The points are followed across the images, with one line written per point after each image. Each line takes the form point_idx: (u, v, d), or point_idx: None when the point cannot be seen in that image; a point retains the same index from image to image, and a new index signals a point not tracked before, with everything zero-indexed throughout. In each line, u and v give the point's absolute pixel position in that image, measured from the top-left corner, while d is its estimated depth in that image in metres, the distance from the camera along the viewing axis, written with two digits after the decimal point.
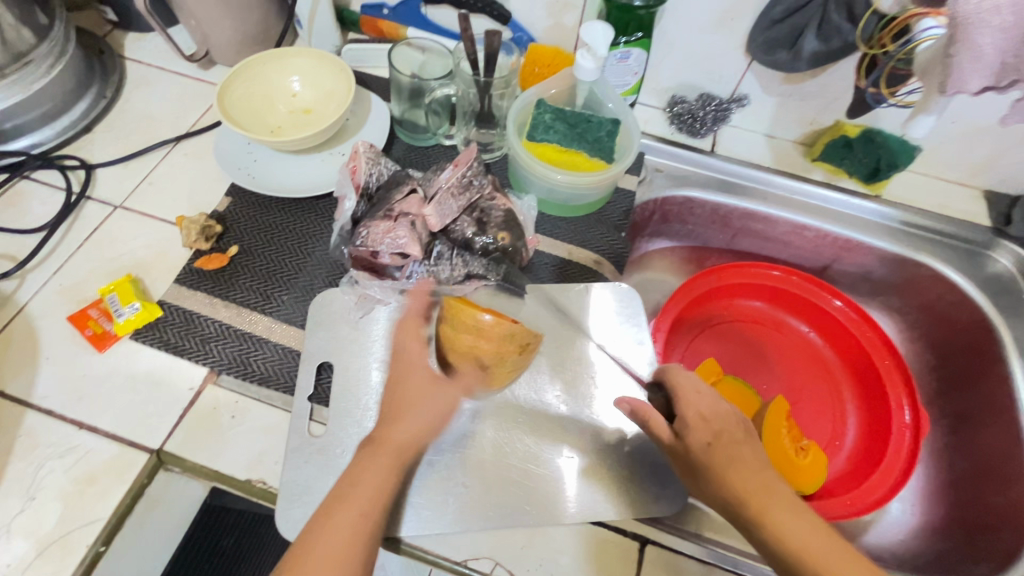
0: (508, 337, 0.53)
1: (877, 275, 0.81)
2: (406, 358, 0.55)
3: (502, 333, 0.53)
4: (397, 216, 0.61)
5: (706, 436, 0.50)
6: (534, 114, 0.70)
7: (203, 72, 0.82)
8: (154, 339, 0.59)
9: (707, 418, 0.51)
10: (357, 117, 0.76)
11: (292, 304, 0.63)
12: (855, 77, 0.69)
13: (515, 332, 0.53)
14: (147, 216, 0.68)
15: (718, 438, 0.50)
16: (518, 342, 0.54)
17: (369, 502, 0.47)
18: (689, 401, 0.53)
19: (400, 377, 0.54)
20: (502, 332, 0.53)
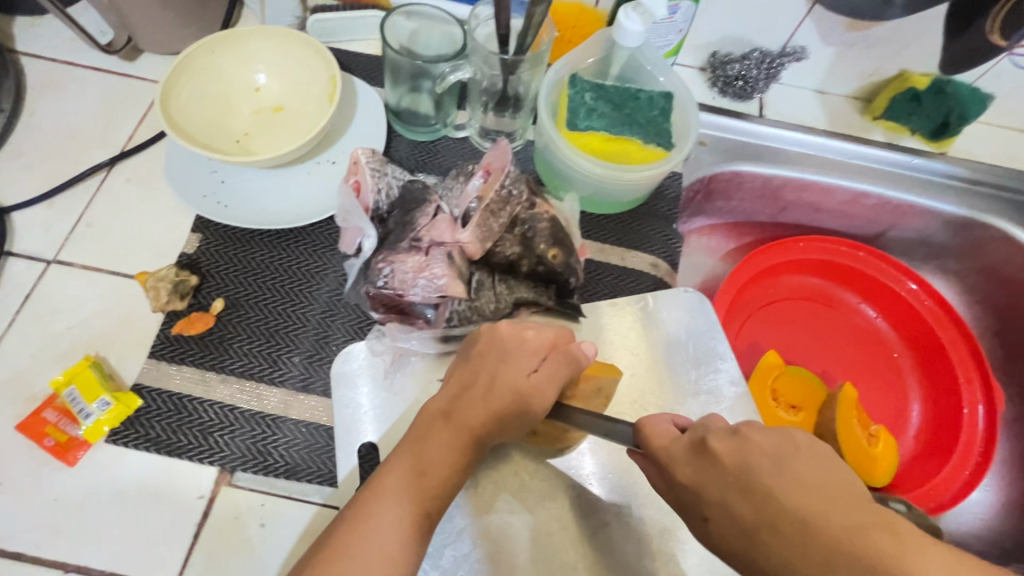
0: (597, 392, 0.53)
1: (936, 240, 0.75)
2: (475, 370, 0.44)
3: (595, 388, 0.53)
4: (427, 248, 0.50)
5: (704, 487, 0.35)
6: (570, 94, 0.56)
7: (128, 65, 0.63)
8: (138, 439, 0.47)
9: (705, 456, 0.36)
10: (344, 112, 0.61)
11: (306, 366, 0.51)
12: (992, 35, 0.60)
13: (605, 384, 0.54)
14: (94, 270, 0.53)
15: (716, 486, 0.34)
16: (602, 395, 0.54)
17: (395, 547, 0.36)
18: (665, 446, 0.40)
19: (467, 390, 0.43)
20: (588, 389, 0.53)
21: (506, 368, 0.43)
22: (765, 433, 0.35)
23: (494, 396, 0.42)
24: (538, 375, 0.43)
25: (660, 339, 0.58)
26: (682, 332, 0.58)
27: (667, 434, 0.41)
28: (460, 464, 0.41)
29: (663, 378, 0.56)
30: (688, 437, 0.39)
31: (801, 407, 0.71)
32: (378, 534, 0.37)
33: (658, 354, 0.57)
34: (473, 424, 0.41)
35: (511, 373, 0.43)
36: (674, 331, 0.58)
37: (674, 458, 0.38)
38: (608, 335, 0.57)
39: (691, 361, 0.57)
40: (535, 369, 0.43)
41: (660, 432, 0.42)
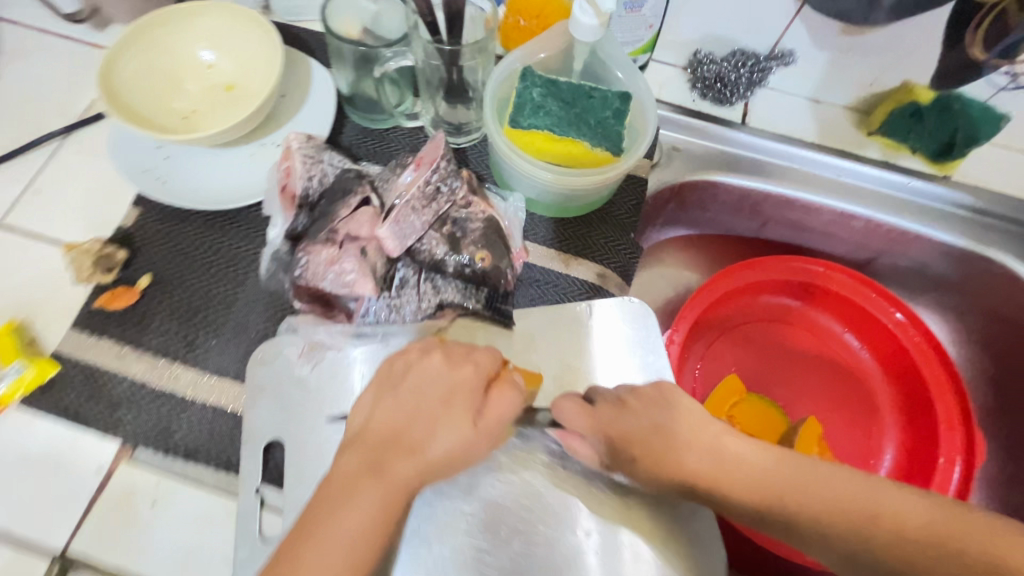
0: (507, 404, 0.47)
1: (933, 270, 0.68)
2: (412, 406, 0.38)
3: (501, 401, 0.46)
4: (342, 241, 0.48)
5: (631, 437, 0.44)
6: (518, 89, 0.53)
7: (95, 35, 0.64)
8: (49, 407, 0.48)
9: (625, 413, 0.45)
10: (295, 95, 0.60)
11: (222, 350, 0.51)
12: (968, 46, 0.54)
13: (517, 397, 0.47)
14: (34, 237, 0.54)
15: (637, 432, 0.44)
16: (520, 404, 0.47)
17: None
18: (586, 422, 0.45)
19: (404, 429, 0.37)
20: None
21: (437, 406, 0.38)
22: (652, 386, 0.46)
23: (431, 439, 0.37)
24: (483, 422, 0.39)
25: (593, 356, 0.54)
26: (620, 347, 0.54)
27: (580, 409, 0.46)
28: (389, 516, 0.34)
29: None
30: (598, 405, 0.46)
31: (758, 437, 0.67)
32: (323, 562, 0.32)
33: (590, 370, 0.54)
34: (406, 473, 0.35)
35: (442, 414, 0.38)
36: (610, 347, 0.54)
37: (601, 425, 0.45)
38: (539, 347, 0.54)
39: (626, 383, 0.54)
40: (479, 410, 0.39)
41: (575, 409, 0.46)
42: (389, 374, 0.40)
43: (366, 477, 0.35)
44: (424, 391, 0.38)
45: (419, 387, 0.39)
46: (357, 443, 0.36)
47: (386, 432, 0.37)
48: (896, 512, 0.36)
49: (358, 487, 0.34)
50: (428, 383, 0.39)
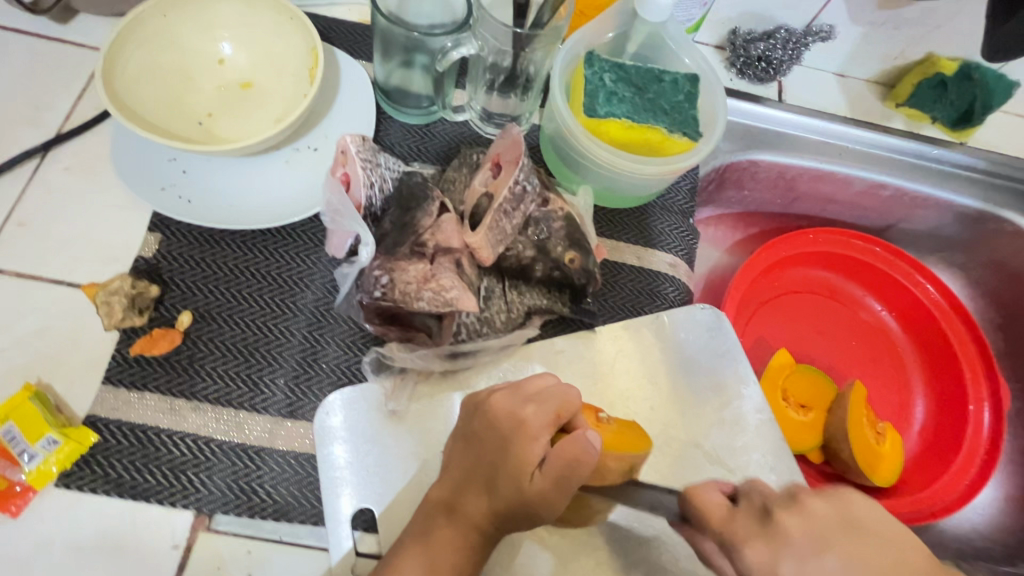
0: (625, 474, 0.41)
1: (946, 232, 0.72)
2: (474, 457, 0.39)
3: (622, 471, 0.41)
4: (433, 255, 0.44)
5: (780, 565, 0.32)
6: (588, 75, 0.50)
7: (61, 28, 0.53)
8: (96, 481, 0.40)
9: (779, 532, 0.34)
10: (325, 91, 0.52)
11: (292, 389, 0.45)
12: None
13: (636, 463, 0.41)
14: (30, 279, 0.45)
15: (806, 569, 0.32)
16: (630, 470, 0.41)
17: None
18: (722, 521, 0.37)
19: (469, 479, 0.38)
20: (612, 469, 0.40)
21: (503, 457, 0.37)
22: (825, 498, 0.35)
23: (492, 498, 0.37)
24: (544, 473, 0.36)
25: (678, 362, 0.53)
26: (702, 353, 0.54)
27: (719, 505, 0.38)
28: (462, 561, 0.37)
29: (684, 389, 0.52)
30: (742, 507, 0.37)
31: (810, 407, 0.69)
32: None
33: (678, 375, 0.53)
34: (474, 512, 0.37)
35: (516, 467, 0.36)
36: (693, 354, 0.53)
37: (736, 532, 0.36)
38: (626, 348, 0.52)
39: (714, 386, 0.53)
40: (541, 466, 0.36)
41: (712, 504, 0.38)
42: (474, 411, 0.41)
43: (442, 516, 0.38)
44: (510, 448, 0.37)
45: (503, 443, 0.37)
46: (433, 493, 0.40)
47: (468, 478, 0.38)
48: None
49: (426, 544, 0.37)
50: (514, 436, 0.37)
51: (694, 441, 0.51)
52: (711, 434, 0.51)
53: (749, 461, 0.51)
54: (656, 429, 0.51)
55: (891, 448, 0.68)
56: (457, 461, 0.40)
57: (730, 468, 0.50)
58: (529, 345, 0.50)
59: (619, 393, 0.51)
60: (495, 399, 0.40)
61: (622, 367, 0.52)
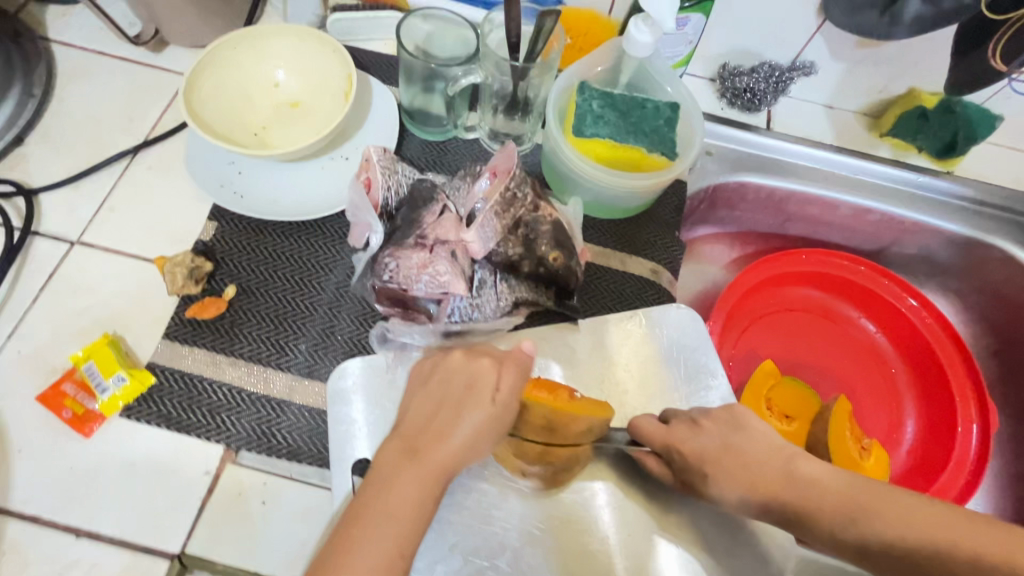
0: (584, 432, 0.47)
1: (937, 257, 0.75)
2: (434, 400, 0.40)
3: (580, 430, 0.46)
4: (432, 245, 0.52)
5: (705, 452, 0.47)
6: (578, 101, 0.58)
7: (154, 56, 0.66)
8: (150, 415, 0.49)
9: (698, 431, 0.49)
10: (358, 111, 0.62)
11: (311, 353, 0.53)
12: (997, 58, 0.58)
13: (595, 425, 0.47)
14: (115, 253, 0.56)
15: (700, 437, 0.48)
16: (595, 432, 0.48)
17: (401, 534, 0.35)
18: (663, 436, 0.49)
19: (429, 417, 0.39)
20: (577, 428, 0.46)
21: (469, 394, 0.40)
22: (726, 409, 0.50)
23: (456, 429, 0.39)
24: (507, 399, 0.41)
25: (652, 355, 0.58)
26: (674, 348, 0.59)
27: (656, 425, 0.50)
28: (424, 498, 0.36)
29: (656, 381, 0.58)
30: (675, 423, 0.50)
31: (795, 417, 0.72)
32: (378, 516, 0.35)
33: (652, 369, 0.58)
34: (441, 457, 0.37)
35: (485, 399, 0.40)
36: (666, 348, 0.59)
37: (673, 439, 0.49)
38: (603, 340, 0.58)
39: (683, 379, 0.58)
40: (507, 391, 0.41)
41: (650, 425, 0.50)
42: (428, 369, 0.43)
43: (406, 457, 0.37)
44: (504, 371, 0.42)
45: (501, 366, 0.42)
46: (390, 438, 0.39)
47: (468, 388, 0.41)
48: (903, 513, 0.39)
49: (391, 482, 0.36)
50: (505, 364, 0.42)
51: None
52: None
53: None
54: (626, 414, 0.56)
55: (875, 463, 0.70)
56: (417, 407, 0.41)
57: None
58: (515, 332, 0.57)
59: (594, 378, 0.57)
60: (450, 357, 0.42)
61: (600, 358, 0.58)
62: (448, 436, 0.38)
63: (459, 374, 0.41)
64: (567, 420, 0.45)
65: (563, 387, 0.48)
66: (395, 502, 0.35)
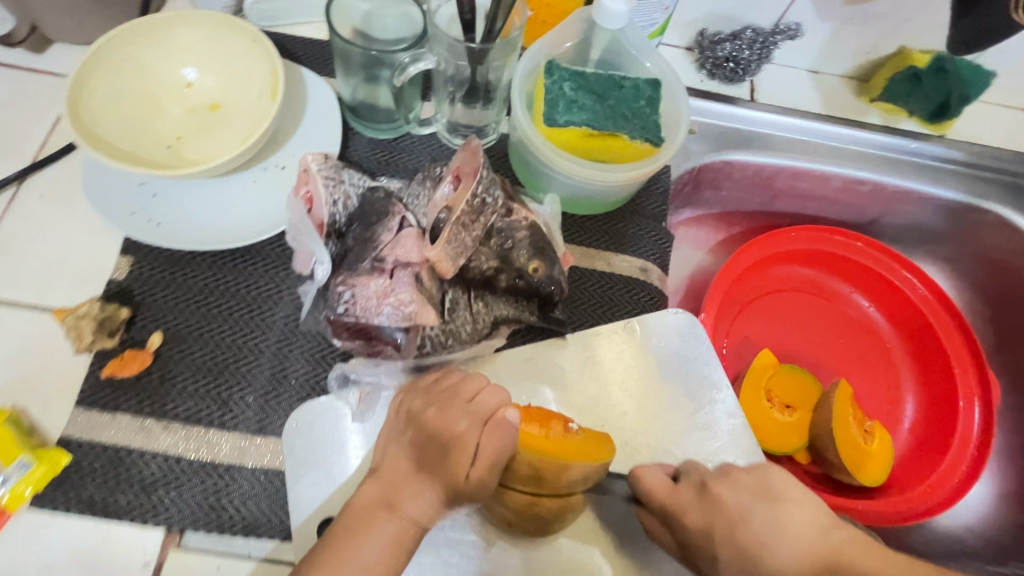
0: (578, 481, 0.41)
1: (929, 225, 0.71)
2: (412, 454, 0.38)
3: (574, 479, 0.41)
4: (392, 269, 0.44)
5: (713, 529, 0.41)
6: (547, 84, 0.50)
7: (35, 59, 0.54)
8: (70, 502, 0.41)
9: (706, 498, 0.43)
10: (291, 110, 0.53)
11: (262, 405, 0.45)
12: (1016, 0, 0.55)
13: (591, 472, 0.41)
14: (7, 305, 0.46)
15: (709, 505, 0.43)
16: (591, 478, 0.42)
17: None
18: (667, 495, 0.44)
19: (411, 471, 0.37)
20: (568, 478, 0.40)
21: (440, 451, 0.37)
22: (750, 472, 0.44)
23: (428, 490, 0.36)
24: (479, 465, 0.36)
25: (650, 368, 0.53)
26: (673, 357, 0.54)
27: (663, 482, 0.45)
28: (392, 557, 0.35)
29: (656, 394, 0.52)
30: (682, 482, 0.45)
31: (795, 406, 0.68)
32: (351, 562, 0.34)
33: (651, 381, 0.53)
34: (416, 514, 0.36)
35: (454, 465, 0.36)
36: (664, 357, 0.53)
37: (677, 504, 0.44)
38: (596, 354, 0.52)
39: (685, 391, 0.53)
40: (478, 456, 0.36)
41: (654, 481, 0.45)
42: (409, 415, 0.40)
43: (380, 513, 0.36)
44: (480, 442, 0.37)
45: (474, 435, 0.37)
46: (363, 492, 0.37)
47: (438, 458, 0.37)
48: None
49: (356, 539, 0.35)
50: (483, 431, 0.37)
51: (665, 447, 0.51)
52: (683, 440, 0.51)
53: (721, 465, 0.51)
54: (626, 435, 0.51)
55: (879, 447, 0.67)
56: (395, 455, 0.39)
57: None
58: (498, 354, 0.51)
59: (589, 399, 0.51)
60: (429, 412, 0.39)
61: (593, 374, 0.52)
62: (417, 497, 0.36)
63: (434, 425, 0.38)
64: (553, 466, 0.40)
65: (557, 420, 0.44)
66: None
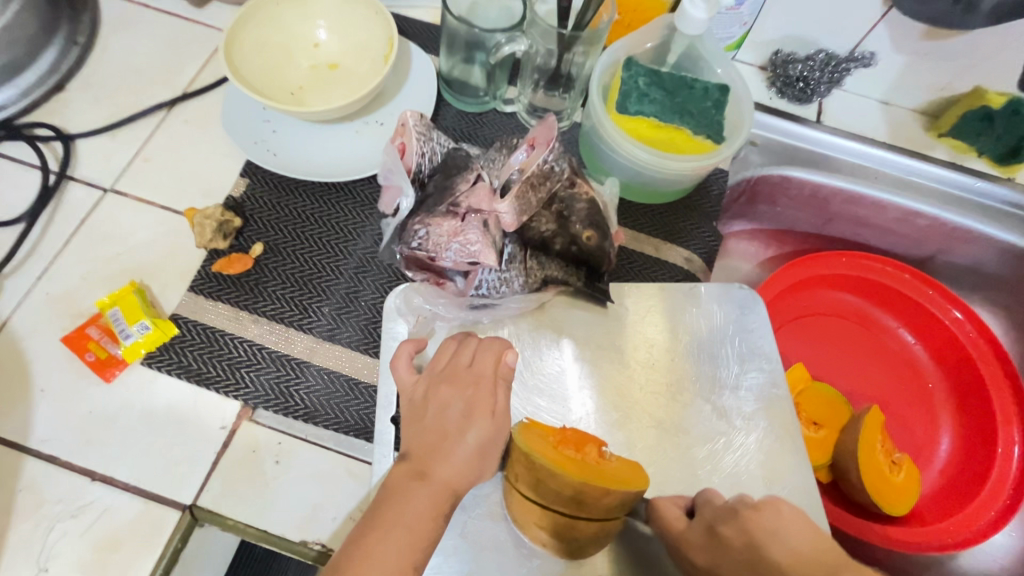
0: (616, 506, 0.44)
1: (989, 269, 0.71)
2: (436, 424, 0.42)
3: (612, 503, 0.44)
4: (464, 214, 0.50)
5: (721, 572, 0.42)
6: (624, 77, 0.56)
7: (196, 11, 0.65)
8: (171, 365, 0.49)
9: (716, 543, 0.43)
10: (397, 76, 0.61)
11: (334, 317, 0.52)
12: None
13: (627, 498, 0.44)
14: (146, 203, 0.56)
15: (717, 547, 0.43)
16: (625, 504, 0.45)
17: (410, 552, 0.36)
18: (681, 534, 0.45)
19: (444, 441, 0.41)
20: (608, 501, 0.44)
21: (472, 400, 0.43)
22: (756, 510, 0.44)
23: (462, 438, 0.41)
24: (502, 411, 0.44)
25: (697, 341, 0.56)
26: (709, 343, 0.57)
27: (678, 518, 0.46)
28: (437, 511, 0.38)
29: (686, 375, 0.55)
30: (694, 524, 0.45)
31: (823, 424, 0.68)
32: (401, 520, 0.37)
33: (683, 361, 0.56)
34: (451, 479, 0.40)
35: (480, 415, 0.43)
36: (713, 334, 0.57)
37: (688, 543, 0.44)
38: (647, 324, 0.56)
39: (736, 356, 0.56)
40: (500, 404, 0.44)
41: (672, 518, 0.46)
42: (421, 392, 0.45)
43: (416, 482, 0.39)
44: (503, 384, 0.45)
45: (498, 381, 0.45)
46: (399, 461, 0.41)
47: (474, 407, 0.43)
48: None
49: (401, 499, 0.38)
50: (502, 376, 0.46)
51: (699, 404, 0.54)
52: (716, 408, 0.54)
53: (754, 425, 0.54)
54: (650, 409, 0.53)
55: (905, 481, 0.66)
56: (412, 430, 0.43)
57: (734, 426, 0.54)
58: (544, 308, 0.56)
59: (624, 367, 0.55)
60: (443, 382, 0.44)
61: (629, 346, 0.56)
62: (452, 452, 0.41)
63: (460, 383, 0.44)
64: (596, 491, 0.43)
65: (592, 444, 0.48)
66: (407, 518, 0.37)
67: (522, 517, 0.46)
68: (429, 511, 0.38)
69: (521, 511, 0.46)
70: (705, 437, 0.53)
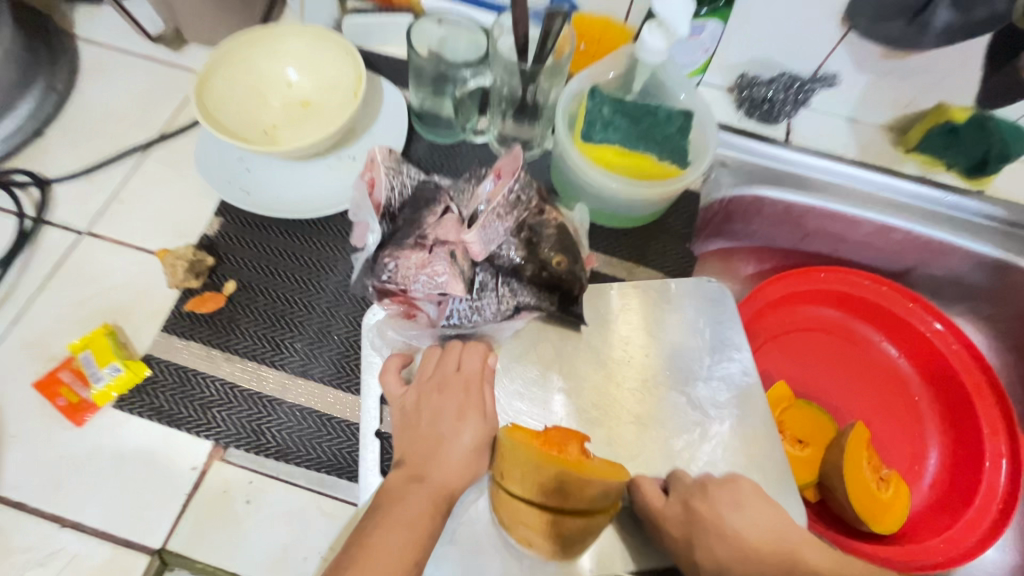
0: (600, 496, 0.45)
1: (967, 280, 0.71)
2: (428, 430, 0.45)
3: (595, 493, 0.45)
4: (432, 246, 0.50)
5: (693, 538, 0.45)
6: (588, 106, 0.56)
7: (174, 55, 0.67)
8: (142, 407, 0.49)
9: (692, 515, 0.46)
10: (368, 111, 0.63)
11: (306, 352, 0.53)
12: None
13: (612, 488, 0.45)
14: (121, 245, 0.56)
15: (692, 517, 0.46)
16: (612, 495, 0.46)
17: (414, 545, 0.39)
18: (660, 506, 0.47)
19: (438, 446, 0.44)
20: (591, 491, 0.45)
21: (461, 404, 0.46)
22: (723, 486, 0.47)
23: (452, 442, 0.44)
24: (489, 412, 0.47)
25: (672, 360, 0.56)
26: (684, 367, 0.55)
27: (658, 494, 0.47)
28: (435, 507, 0.41)
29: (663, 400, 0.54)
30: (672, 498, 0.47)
31: (808, 442, 0.67)
32: (402, 516, 0.40)
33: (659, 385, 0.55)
34: (446, 479, 0.43)
35: (470, 418, 0.46)
36: (687, 356, 0.56)
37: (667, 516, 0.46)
38: (621, 350, 0.56)
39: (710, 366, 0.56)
40: (488, 407, 0.47)
41: (652, 492, 0.47)
42: (411, 402, 0.47)
43: (414, 483, 0.42)
44: (488, 389, 0.48)
45: (484, 384, 0.48)
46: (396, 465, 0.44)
47: (463, 412, 0.46)
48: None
49: (399, 498, 0.41)
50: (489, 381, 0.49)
51: (676, 431, 0.53)
52: (692, 432, 0.53)
53: (731, 441, 0.53)
54: (626, 435, 0.53)
55: (894, 498, 0.65)
56: (406, 437, 0.46)
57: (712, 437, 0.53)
58: (516, 335, 0.55)
59: (598, 393, 0.54)
60: (432, 390, 0.47)
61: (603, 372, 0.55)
62: (446, 454, 0.44)
63: (450, 389, 0.47)
64: (579, 482, 0.44)
65: (576, 442, 0.48)
66: (408, 514, 0.40)
67: (510, 516, 0.46)
68: (428, 507, 0.41)
69: (509, 509, 0.46)
70: (684, 449, 0.53)
